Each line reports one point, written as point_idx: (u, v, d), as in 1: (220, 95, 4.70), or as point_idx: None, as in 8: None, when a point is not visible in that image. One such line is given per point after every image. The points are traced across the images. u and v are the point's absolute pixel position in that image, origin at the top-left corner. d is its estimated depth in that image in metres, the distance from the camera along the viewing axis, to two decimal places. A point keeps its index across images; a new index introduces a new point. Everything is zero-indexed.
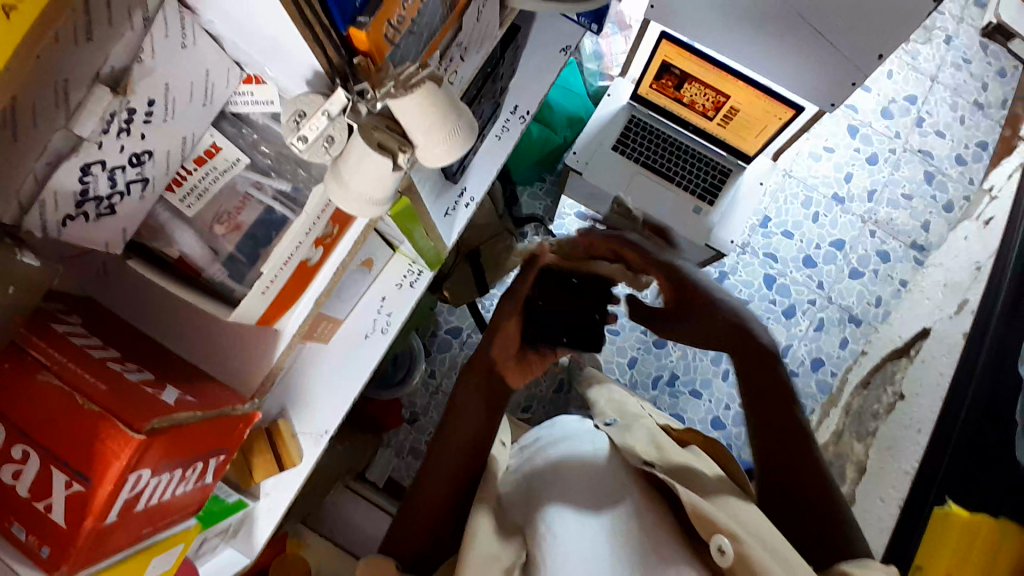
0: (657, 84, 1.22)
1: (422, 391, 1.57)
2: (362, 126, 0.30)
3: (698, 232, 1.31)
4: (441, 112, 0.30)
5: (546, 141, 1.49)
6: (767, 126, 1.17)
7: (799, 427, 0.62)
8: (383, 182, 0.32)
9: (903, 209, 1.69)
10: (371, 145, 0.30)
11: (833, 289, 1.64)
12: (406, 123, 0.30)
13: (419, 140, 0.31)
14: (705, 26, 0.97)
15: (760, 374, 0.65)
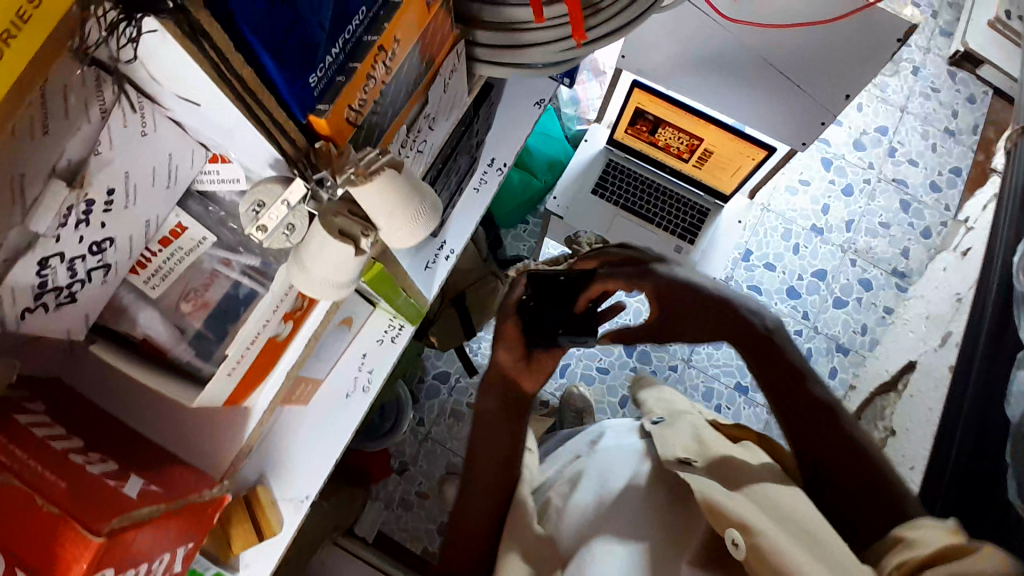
0: (632, 129, 1.25)
1: (411, 440, 1.54)
2: (322, 214, 0.31)
3: None
4: (402, 197, 0.30)
5: (526, 186, 1.52)
6: (741, 166, 1.20)
7: (824, 403, 0.57)
8: (344, 266, 0.32)
9: (881, 238, 1.72)
10: (331, 232, 0.31)
11: (819, 319, 1.65)
12: (368, 207, 0.30)
13: (381, 224, 0.31)
14: (677, 74, 1.00)
15: (770, 360, 0.61)
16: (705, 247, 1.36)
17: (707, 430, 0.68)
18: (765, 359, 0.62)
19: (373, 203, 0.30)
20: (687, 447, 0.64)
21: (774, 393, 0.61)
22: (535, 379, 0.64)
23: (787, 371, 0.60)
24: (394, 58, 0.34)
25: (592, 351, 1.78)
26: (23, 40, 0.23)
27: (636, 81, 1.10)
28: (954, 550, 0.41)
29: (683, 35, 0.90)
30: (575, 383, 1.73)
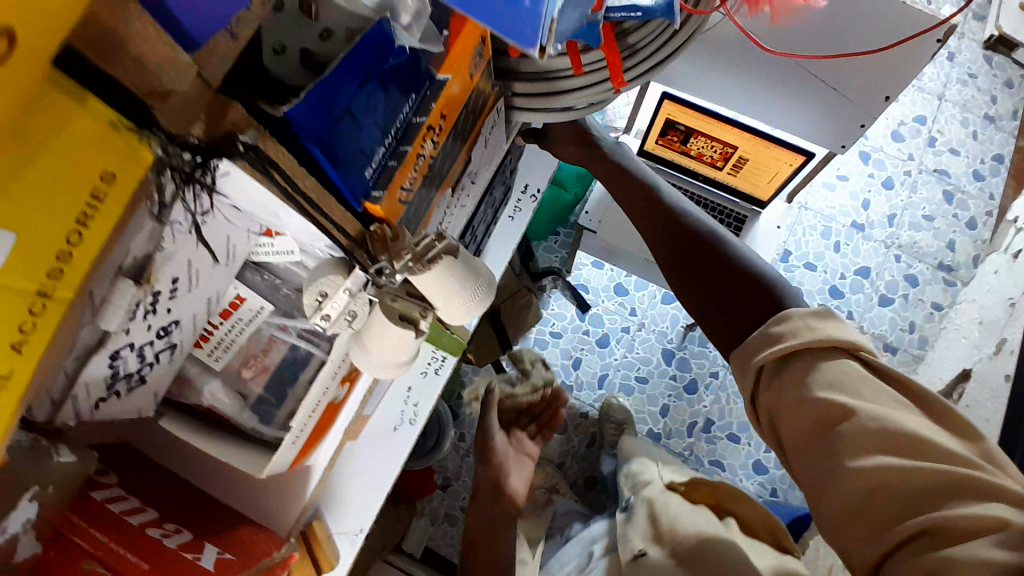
0: (663, 140, 1.24)
1: (453, 456, 1.55)
2: (382, 299, 0.34)
3: None
4: (458, 280, 0.33)
5: (554, 197, 1.53)
6: (779, 172, 1.19)
7: (740, 276, 0.57)
8: (404, 344, 0.36)
9: (925, 232, 1.67)
10: (392, 318, 0.34)
11: (865, 318, 1.61)
12: (426, 291, 0.34)
13: (439, 304, 0.34)
14: (708, 82, 0.98)
15: (689, 245, 0.62)
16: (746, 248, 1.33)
17: (658, 510, 0.94)
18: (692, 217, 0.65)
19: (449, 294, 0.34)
20: (643, 530, 0.91)
21: (688, 272, 0.61)
22: (519, 475, 1.00)
23: (705, 259, 0.60)
24: (443, 130, 0.34)
25: (629, 360, 1.77)
26: (98, 222, 0.24)
27: (665, 94, 1.09)
28: (838, 410, 0.45)
29: (710, 46, 0.89)
30: (614, 394, 1.73)
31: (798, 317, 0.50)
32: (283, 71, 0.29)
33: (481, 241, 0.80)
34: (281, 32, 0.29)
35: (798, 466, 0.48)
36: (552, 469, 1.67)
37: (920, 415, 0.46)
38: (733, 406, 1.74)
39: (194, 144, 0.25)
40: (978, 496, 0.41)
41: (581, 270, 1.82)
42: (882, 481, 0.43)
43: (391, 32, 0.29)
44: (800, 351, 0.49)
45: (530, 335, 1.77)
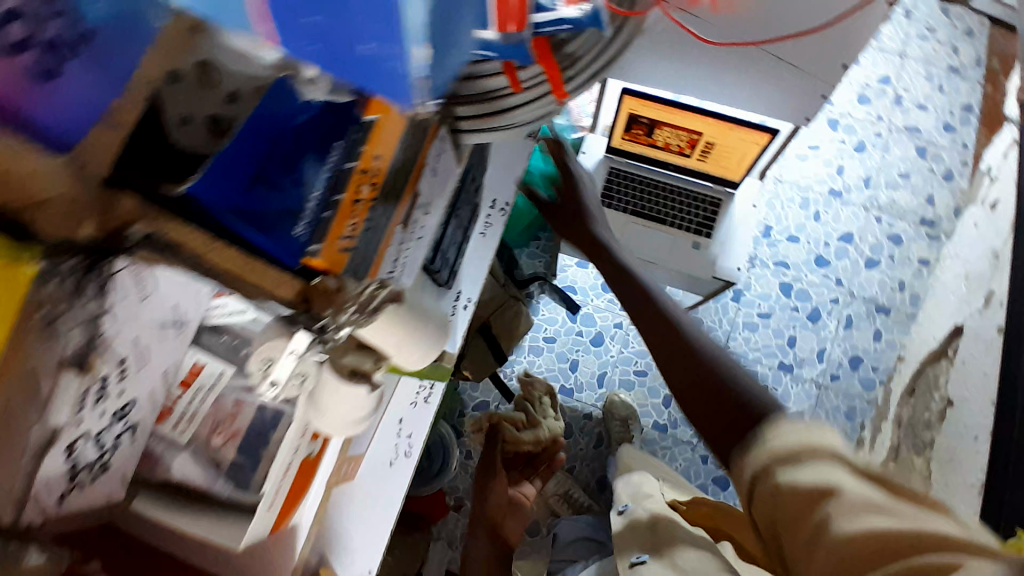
0: (629, 135, 1.25)
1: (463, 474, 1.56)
2: (332, 355, 0.37)
3: (702, 266, 1.33)
4: (403, 328, 0.37)
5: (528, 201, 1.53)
6: (747, 152, 1.18)
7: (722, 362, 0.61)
8: (359, 400, 0.39)
9: (901, 191, 1.97)
10: (345, 374, 0.38)
11: (852, 282, 1.87)
12: (376, 341, 0.38)
13: (391, 354, 0.39)
14: (664, 72, 0.98)
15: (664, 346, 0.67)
16: (727, 230, 1.32)
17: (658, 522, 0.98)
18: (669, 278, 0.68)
19: (416, 339, 0.39)
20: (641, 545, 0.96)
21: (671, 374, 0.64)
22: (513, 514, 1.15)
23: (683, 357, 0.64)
24: (382, 171, 0.35)
25: (626, 355, 1.78)
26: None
27: (623, 89, 1.09)
28: (819, 489, 0.44)
29: (661, 35, 0.89)
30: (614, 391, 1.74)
31: (783, 426, 0.50)
32: (194, 138, 0.30)
33: (455, 266, 0.79)
34: (185, 104, 0.29)
35: (788, 546, 0.45)
36: (564, 473, 1.67)
37: (898, 490, 0.44)
38: None
39: (87, 244, 0.27)
40: (945, 546, 0.39)
41: (567, 272, 1.84)
42: (860, 539, 0.41)
43: (295, 88, 0.34)
44: (787, 454, 0.48)
45: (525, 343, 1.78)
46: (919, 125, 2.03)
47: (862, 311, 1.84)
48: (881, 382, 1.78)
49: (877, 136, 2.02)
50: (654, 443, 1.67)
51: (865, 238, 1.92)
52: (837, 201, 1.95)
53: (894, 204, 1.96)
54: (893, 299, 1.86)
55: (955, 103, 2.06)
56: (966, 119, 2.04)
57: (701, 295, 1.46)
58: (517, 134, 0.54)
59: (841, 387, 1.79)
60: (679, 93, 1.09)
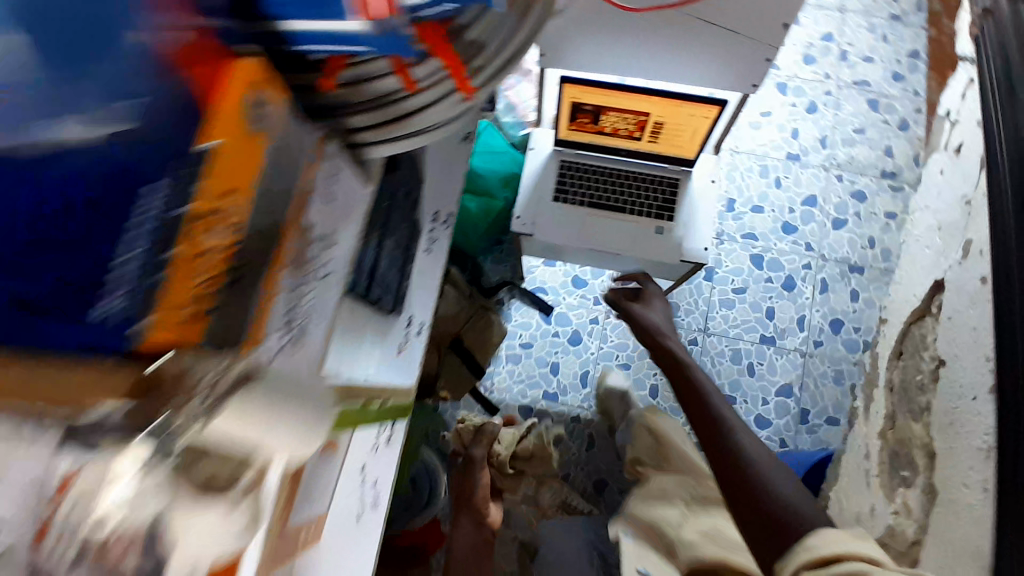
0: (575, 125, 1.19)
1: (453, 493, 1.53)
2: (174, 452, 0.35)
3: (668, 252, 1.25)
4: (239, 415, 0.39)
5: (479, 204, 1.46)
6: (698, 127, 1.13)
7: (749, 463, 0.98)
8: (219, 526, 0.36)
9: (859, 145, 1.96)
10: (204, 476, 0.37)
11: (823, 245, 1.85)
12: (223, 428, 0.38)
13: (252, 442, 0.40)
14: (600, 54, 0.93)
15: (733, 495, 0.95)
16: (689, 209, 1.26)
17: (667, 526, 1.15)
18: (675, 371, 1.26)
19: (283, 428, 0.43)
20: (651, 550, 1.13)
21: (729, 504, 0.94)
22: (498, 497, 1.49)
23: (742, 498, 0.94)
24: (233, 214, 0.39)
25: (606, 350, 1.73)
26: None
27: (562, 77, 1.03)
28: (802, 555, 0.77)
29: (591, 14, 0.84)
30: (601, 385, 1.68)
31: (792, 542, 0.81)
32: None
33: (399, 290, 0.73)
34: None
35: None
36: (559, 482, 1.61)
37: None
38: (719, 368, 1.73)
39: None
40: None
41: (534, 272, 1.78)
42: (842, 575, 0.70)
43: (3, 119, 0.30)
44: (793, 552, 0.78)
45: (501, 353, 1.72)
46: (866, 78, 2.03)
47: (836, 273, 1.82)
48: (865, 342, 1.76)
49: (827, 95, 2.01)
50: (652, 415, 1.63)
51: (829, 198, 1.91)
52: (795, 164, 1.94)
53: (852, 160, 1.96)
54: (864, 256, 1.84)
55: (900, 52, 2.07)
56: (914, 67, 2.05)
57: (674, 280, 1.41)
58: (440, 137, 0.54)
59: (827, 352, 1.75)
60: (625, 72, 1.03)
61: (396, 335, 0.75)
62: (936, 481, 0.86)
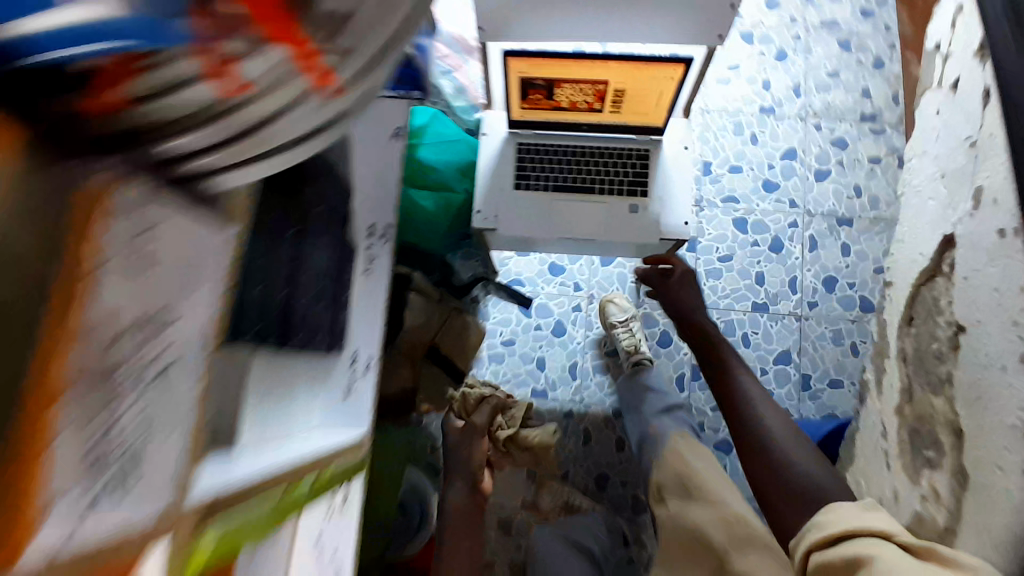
0: (528, 103, 1.07)
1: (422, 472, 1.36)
2: None
3: (645, 231, 1.14)
4: None
5: (437, 200, 1.31)
6: (663, 91, 1.03)
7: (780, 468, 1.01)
8: None
9: (835, 89, 1.87)
10: None
11: (808, 200, 1.76)
12: None
13: None
14: (549, 15, 0.83)
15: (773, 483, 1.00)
16: (664, 181, 1.15)
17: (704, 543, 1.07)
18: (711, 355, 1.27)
19: None
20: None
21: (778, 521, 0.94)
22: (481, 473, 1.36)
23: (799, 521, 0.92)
24: None
25: (593, 337, 1.63)
26: None
27: (506, 51, 0.93)
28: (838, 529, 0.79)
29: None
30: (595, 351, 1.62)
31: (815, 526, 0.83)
32: None
33: (342, 328, 0.65)
34: None
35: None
36: (558, 482, 1.52)
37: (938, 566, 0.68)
38: None
39: None
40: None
41: (507, 265, 1.67)
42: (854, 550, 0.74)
43: None
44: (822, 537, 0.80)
45: (483, 354, 1.61)
46: (835, 18, 1.93)
47: (824, 228, 1.74)
48: (860, 298, 1.69)
49: (796, 39, 1.91)
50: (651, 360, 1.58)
51: (809, 150, 1.82)
52: (770, 118, 1.85)
53: (830, 106, 1.86)
54: (852, 207, 1.77)
55: None
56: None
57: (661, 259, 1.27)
58: (301, 156, 0.45)
59: (822, 312, 1.67)
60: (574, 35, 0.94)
61: (340, 377, 0.65)
62: (966, 462, 0.78)
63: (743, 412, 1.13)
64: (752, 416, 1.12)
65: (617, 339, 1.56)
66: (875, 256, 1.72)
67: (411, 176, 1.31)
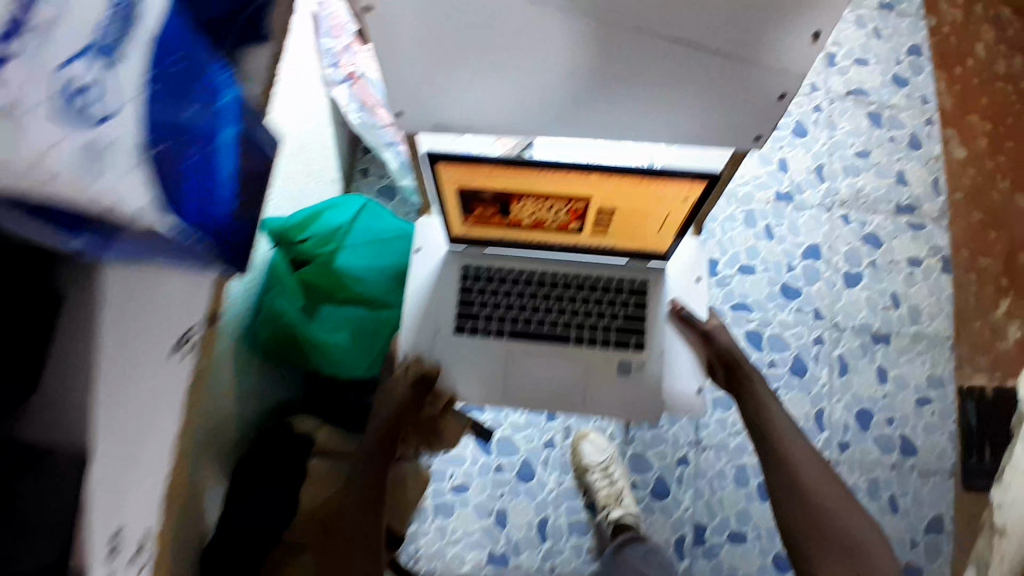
0: (472, 219, 0.74)
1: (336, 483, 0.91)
2: None
3: (637, 405, 0.81)
4: None
5: (357, 319, 0.95)
6: (673, 213, 0.70)
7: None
8: None
9: (866, 173, 1.57)
10: None
11: (835, 311, 1.47)
12: None
13: None
14: (509, 92, 0.60)
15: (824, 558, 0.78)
16: (669, 335, 0.81)
17: None
18: (764, 427, 0.86)
19: None
20: None
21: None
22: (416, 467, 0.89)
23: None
24: None
25: (569, 485, 1.28)
26: None
27: (431, 156, 0.61)
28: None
29: (491, 24, 0.53)
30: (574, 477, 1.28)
31: None
32: None
33: None
34: None
35: None
36: None
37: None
38: (721, 495, 1.31)
39: None
40: None
41: None
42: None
43: None
44: None
45: (425, 503, 1.26)
46: (863, 85, 1.63)
47: (858, 346, 1.46)
48: (899, 438, 1.41)
49: (817, 110, 1.61)
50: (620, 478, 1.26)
51: (837, 247, 1.52)
52: (788, 206, 1.54)
53: (859, 193, 1.56)
54: (889, 320, 1.48)
55: (898, 50, 1.67)
56: (917, 67, 1.66)
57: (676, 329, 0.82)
58: None
59: (855, 457, 1.40)
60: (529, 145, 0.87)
61: None
62: None
63: (800, 493, 0.82)
64: (825, 507, 0.81)
65: (593, 489, 1.23)
66: (916, 383, 1.45)
67: (324, 293, 0.95)
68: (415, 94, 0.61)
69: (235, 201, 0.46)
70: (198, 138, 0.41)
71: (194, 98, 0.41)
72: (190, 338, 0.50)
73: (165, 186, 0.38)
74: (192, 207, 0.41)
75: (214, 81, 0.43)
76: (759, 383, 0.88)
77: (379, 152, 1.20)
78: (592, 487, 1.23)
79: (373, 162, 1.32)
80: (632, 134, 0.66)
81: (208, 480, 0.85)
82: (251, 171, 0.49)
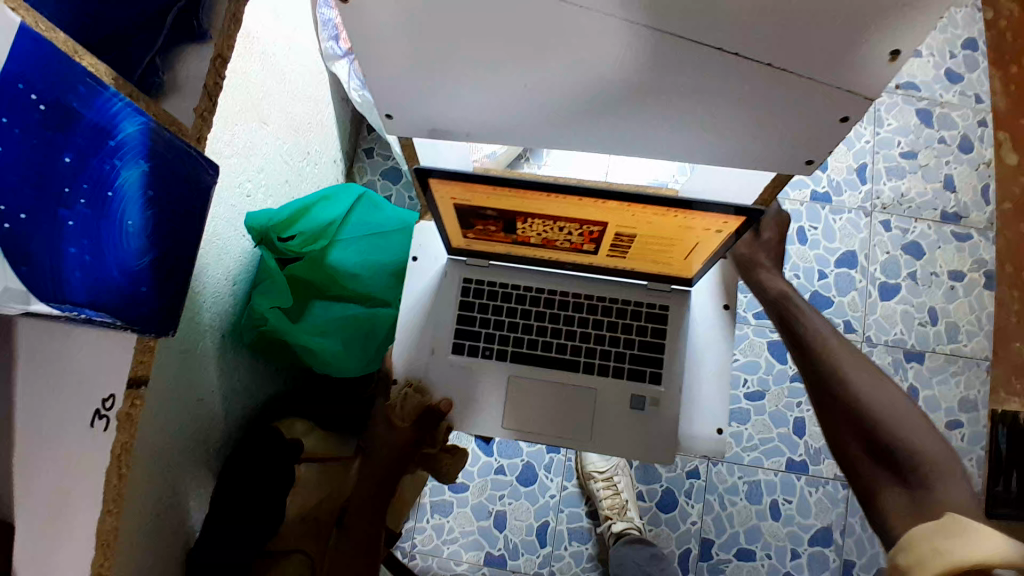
0: (474, 233, 0.69)
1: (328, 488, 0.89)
2: None
3: (639, 444, 0.76)
4: None
5: (348, 322, 0.89)
6: (699, 241, 0.63)
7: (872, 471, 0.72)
8: None
9: (911, 176, 1.46)
10: None
11: (866, 325, 1.39)
12: None
13: None
14: (528, 98, 0.52)
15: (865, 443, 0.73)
16: (691, 369, 0.77)
17: None
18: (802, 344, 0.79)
19: None
20: None
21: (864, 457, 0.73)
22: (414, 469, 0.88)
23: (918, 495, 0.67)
24: None
25: (572, 492, 1.23)
26: None
27: (423, 172, 0.54)
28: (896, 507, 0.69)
29: (510, 19, 0.45)
30: (578, 484, 1.23)
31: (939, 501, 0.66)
32: None
33: None
34: None
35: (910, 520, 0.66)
36: None
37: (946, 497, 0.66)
38: (730, 511, 1.25)
39: None
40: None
41: None
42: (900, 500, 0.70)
43: None
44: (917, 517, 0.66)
45: (424, 501, 1.23)
46: (914, 78, 1.49)
47: (888, 363, 1.37)
48: None
49: None
50: (628, 487, 1.21)
51: (873, 255, 1.42)
52: (824, 208, 1.44)
53: (902, 198, 1.45)
54: (923, 336, 1.39)
55: (952, 43, 1.51)
56: (973, 61, 1.51)
57: (706, 334, 0.77)
58: None
59: None
60: (541, 157, 1.01)
61: None
62: None
63: (849, 407, 0.74)
64: (889, 427, 0.72)
65: (596, 498, 1.19)
66: (948, 404, 1.37)
67: (317, 289, 0.91)
68: (417, 92, 0.53)
69: (148, 244, 0.48)
70: (80, 194, 0.42)
71: (66, 149, 0.40)
72: (109, 406, 0.48)
73: (30, 260, 0.38)
74: (80, 269, 0.42)
75: (104, 117, 0.42)
76: (810, 318, 0.80)
77: (383, 133, 1.11)
78: (595, 496, 1.18)
79: (379, 141, 1.24)
80: (665, 147, 0.57)
81: (190, 485, 0.82)
82: (166, 187, 0.49)
